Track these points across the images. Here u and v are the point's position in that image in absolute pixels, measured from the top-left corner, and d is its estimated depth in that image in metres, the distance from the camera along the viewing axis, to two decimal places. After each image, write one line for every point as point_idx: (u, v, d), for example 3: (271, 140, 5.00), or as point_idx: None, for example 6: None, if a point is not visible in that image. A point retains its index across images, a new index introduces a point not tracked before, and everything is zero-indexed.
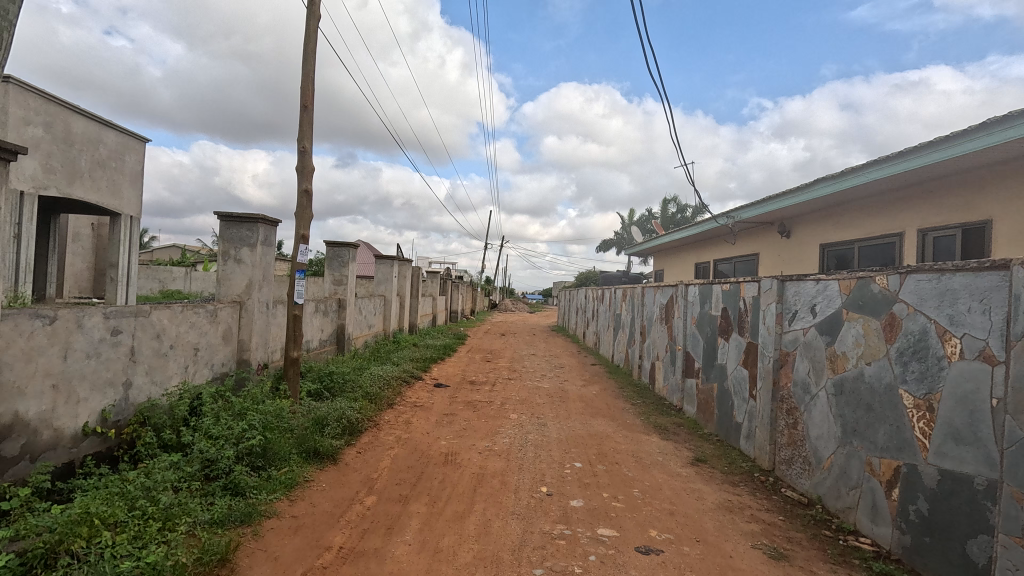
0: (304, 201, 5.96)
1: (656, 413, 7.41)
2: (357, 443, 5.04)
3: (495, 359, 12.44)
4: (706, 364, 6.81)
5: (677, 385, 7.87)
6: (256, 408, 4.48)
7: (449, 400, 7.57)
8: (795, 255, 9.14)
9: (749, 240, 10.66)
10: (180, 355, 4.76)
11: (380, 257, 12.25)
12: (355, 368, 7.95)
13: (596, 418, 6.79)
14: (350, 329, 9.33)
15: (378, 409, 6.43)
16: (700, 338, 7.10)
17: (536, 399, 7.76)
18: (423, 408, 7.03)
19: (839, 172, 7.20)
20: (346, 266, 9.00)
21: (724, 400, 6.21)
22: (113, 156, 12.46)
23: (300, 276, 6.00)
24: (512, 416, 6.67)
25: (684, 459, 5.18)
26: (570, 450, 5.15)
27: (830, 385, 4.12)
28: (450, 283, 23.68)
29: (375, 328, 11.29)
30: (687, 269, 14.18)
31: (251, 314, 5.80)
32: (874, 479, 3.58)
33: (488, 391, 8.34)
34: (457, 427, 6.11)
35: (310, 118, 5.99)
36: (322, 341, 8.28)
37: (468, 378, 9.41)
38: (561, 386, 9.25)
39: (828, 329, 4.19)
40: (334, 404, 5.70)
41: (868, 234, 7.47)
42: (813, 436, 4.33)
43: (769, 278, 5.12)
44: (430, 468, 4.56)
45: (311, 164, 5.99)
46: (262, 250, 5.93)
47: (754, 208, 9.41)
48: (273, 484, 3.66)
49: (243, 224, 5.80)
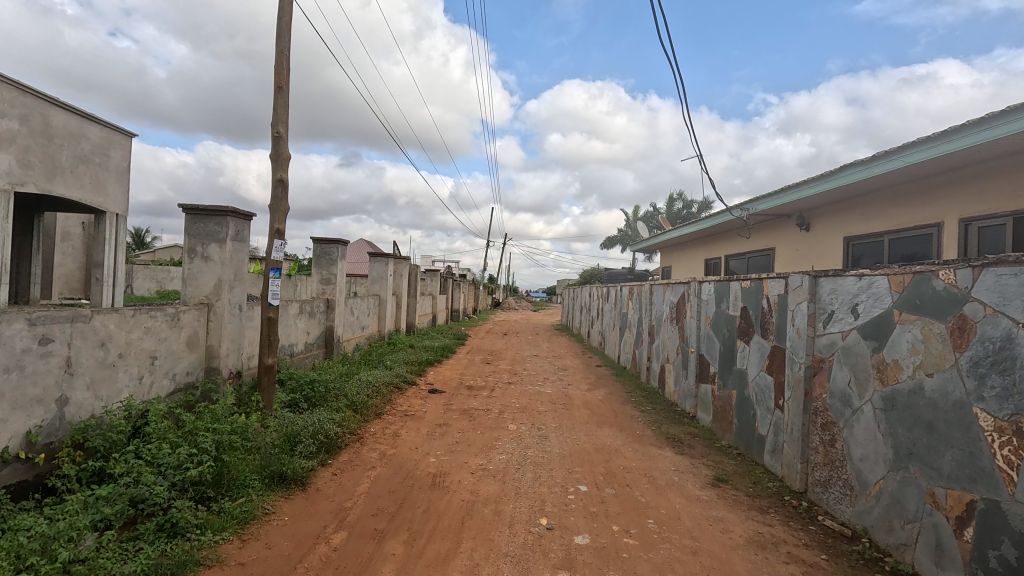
0: (278, 192, 5.40)
1: (668, 421, 6.82)
2: (334, 463, 4.47)
3: (496, 361, 11.88)
4: (724, 370, 6.21)
5: (690, 390, 7.27)
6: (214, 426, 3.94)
7: (443, 408, 7.01)
8: (816, 249, 8.51)
9: (764, 233, 10.02)
10: (132, 365, 4.21)
11: (375, 255, 11.69)
12: (343, 374, 7.41)
13: (602, 428, 6.19)
14: (340, 331, 8.77)
15: (363, 421, 5.87)
16: (716, 340, 6.50)
17: (538, 407, 7.18)
18: (414, 417, 6.47)
19: (867, 158, 6.54)
20: (335, 265, 8.44)
21: (744, 410, 5.62)
22: (97, 151, 11.97)
23: (275, 275, 5.44)
24: (511, 427, 6.09)
25: (703, 480, 4.58)
26: (574, 469, 4.57)
27: (878, 398, 3.53)
28: (451, 282, 23.13)
29: (368, 329, 10.74)
30: (696, 266, 13.55)
31: (220, 317, 5.25)
32: (938, 513, 2.98)
33: (486, 397, 7.77)
34: (449, 441, 5.54)
35: (285, 100, 5.43)
36: (308, 344, 7.72)
37: (465, 382, 8.85)
38: (564, 391, 8.66)
39: (875, 333, 3.59)
40: (312, 417, 5.15)
41: (900, 224, 6.83)
42: (856, 457, 3.74)
43: (800, 275, 4.51)
44: (414, 493, 3.98)
45: (286, 152, 5.43)
46: (233, 246, 5.37)
47: (771, 199, 8.76)
48: (221, 521, 3.10)
49: (210, 217, 5.25)
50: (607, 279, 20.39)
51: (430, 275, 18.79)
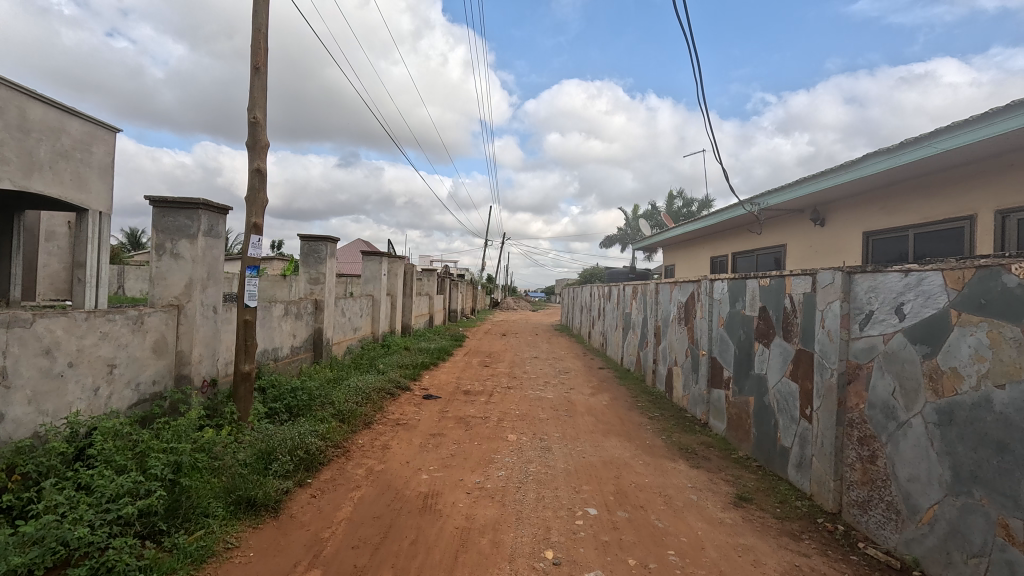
0: (256, 183, 4.95)
1: (679, 429, 6.37)
2: (314, 482, 4.02)
3: (495, 363, 11.40)
4: (740, 375, 5.76)
5: (701, 395, 6.83)
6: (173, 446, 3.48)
7: (438, 416, 6.55)
8: (832, 245, 8.05)
9: (775, 229, 9.55)
10: (85, 375, 3.74)
11: (367, 253, 11.19)
12: (331, 379, 6.94)
13: (609, 438, 5.74)
14: (329, 333, 8.29)
15: (351, 432, 5.43)
16: (730, 342, 6.05)
17: (539, 414, 6.71)
18: (406, 427, 6.01)
19: (894, 146, 6.06)
20: (323, 263, 7.98)
21: (764, 419, 5.17)
22: (78, 147, 11.48)
23: (252, 273, 4.97)
24: (510, 437, 5.62)
25: (724, 499, 4.12)
26: (581, 488, 4.11)
27: (931, 411, 3.10)
28: (449, 282, 22.66)
29: (361, 331, 10.27)
30: (701, 264, 13.10)
31: (192, 321, 4.79)
32: (1015, 550, 2.54)
33: (483, 403, 7.31)
34: (443, 454, 5.09)
35: (262, 82, 4.96)
36: (294, 347, 7.25)
37: (462, 386, 8.40)
38: (566, 395, 8.19)
39: (928, 337, 3.15)
40: (292, 428, 4.69)
41: (928, 217, 6.38)
42: (903, 477, 3.30)
43: (830, 271, 4.05)
44: (401, 518, 3.54)
45: (264, 139, 4.98)
46: (206, 242, 4.91)
47: (783, 193, 8.30)
48: (171, 561, 2.64)
49: (180, 211, 4.78)
50: (608, 279, 19.94)
51: (427, 274, 18.30)
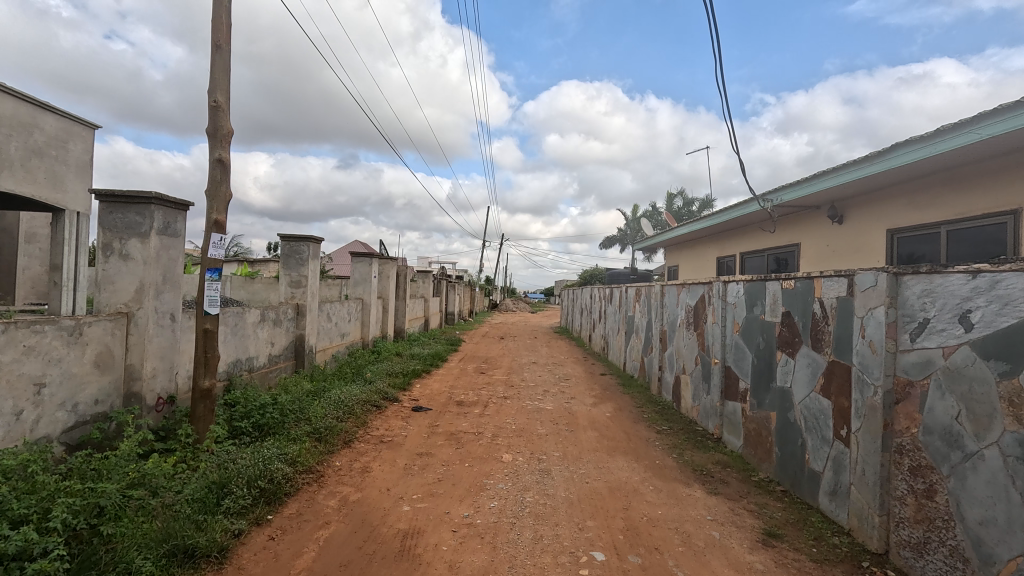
0: (217, 174, 4.39)
1: (690, 446, 5.83)
2: (276, 519, 3.46)
3: (491, 369, 10.84)
4: (759, 387, 5.22)
5: (714, 408, 6.30)
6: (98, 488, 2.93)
7: (427, 432, 6.01)
8: (853, 244, 7.50)
9: (788, 227, 8.98)
10: (4, 397, 3.20)
11: (356, 255, 10.62)
12: (310, 391, 6.39)
13: (615, 458, 5.18)
14: (312, 340, 7.72)
15: (326, 454, 4.87)
16: (747, 350, 5.51)
17: (537, 429, 6.14)
18: (391, 445, 5.47)
19: (929, 133, 5.53)
20: (305, 264, 7.43)
21: (788, 438, 4.62)
22: (52, 144, 10.94)
23: (213, 276, 4.39)
24: (505, 458, 5.07)
25: (751, 536, 3.57)
26: (586, 524, 3.56)
27: (1012, 443, 2.56)
28: (445, 284, 22.12)
29: (349, 337, 9.71)
30: (706, 265, 12.55)
31: (143, 330, 4.22)
32: None
33: (477, 416, 6.76)
34: (430, 479, 4.54)
35: (224, 62, 4.42)
36: (272, 356, 6.69)
37: (455, 397, 7.84)
38: (567, 406, 7.62)
39: (1007, 352, 2.61)
40: (256, 452, 4.13)
41: (965, 212, 5.83)
42: (972, 519, 2.75)
43: (873, 272, 3.49)
44: (373, 567, 2.97)
45: (227, 126, 4.43)
46: (160, 242, 4.36)
47: (800, 187, 7.74)
48: None
49: (131, 206, 4.23)
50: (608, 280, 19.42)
51: (422, 276, 17.72)
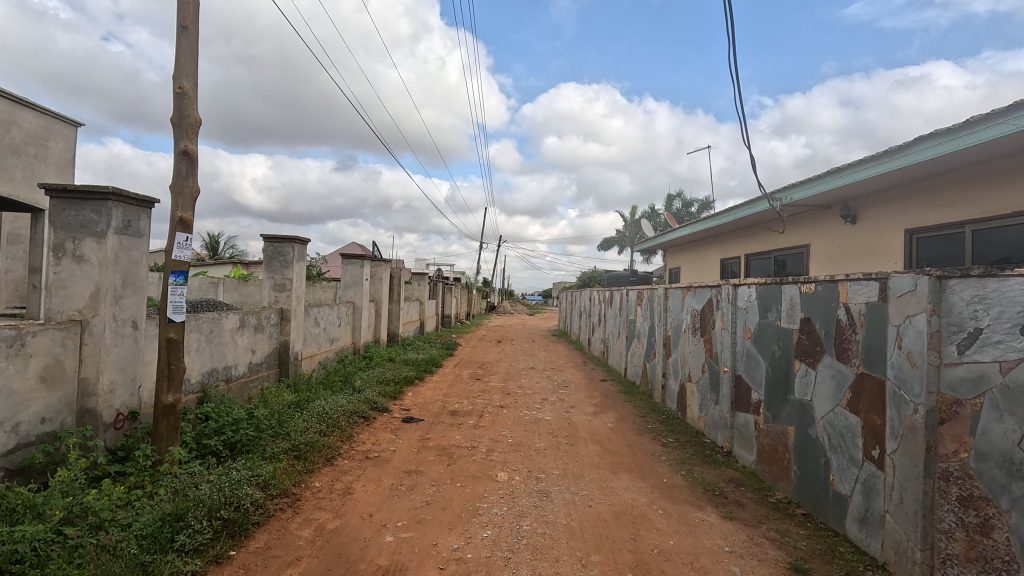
0: (182, 168, 3.99)
1: (699, 460, 5.44)
2: (238, 556, 3.04)
3: (488, 376, 10.43)
4: (773, 399, 4.83)
5: (723, 419, 5.91)
6: (23, 529, 2.52)
7: (416, 446, 5.61)
8: (867, 246, 7.13)
9: (796, 227, 8.60)
10: None
11: (347, 257, 10.22)
12: (293, 403, 5.99)
13: (619, 476, 4.78)
14: (297, 346, 7.31)
15: (305, 474, 4.45)
16: (760, 359, 5.13)
17: (535, 443, 5.74)
18: (377, 461, 5.07)
19: (954, 125, 5.16)
20: (289, 267, 7.03)
21: (809, 456, 4.24)
22: (31, 141, 10.54)
23: (178, 280, 3.98)
24: (500, 476, 4.68)
25: (775, 571, 3.18)
26: (590, 560, 3.16)
27: None
28: (441, 286, 21.68)
29: (338, 342, 9.30)
30: (709, 267, 12.17)
31: (98, 340, 3.81)
32: None
33: (471, 427, 6.36)
34: (418, 503, 4.14)
35: (190, 44, 4.03)
36: (252, 365, 6.28)
37: (448, 406, 7.44)
38: (566, 416, 7.23)
39: None
40: (224, 476, 3.73)
41: (992, 210, 5.44)
42: None
43: (912, 275, 3.11)
44: None
45: (193, 115, 4.03)
46: (120, 242, 3.96)
47: (811, 184, 7.35)
48: None
49: (86, 203, 3.83)
50: (607, 283, 19.05)
51: (417, 279, 17.33)
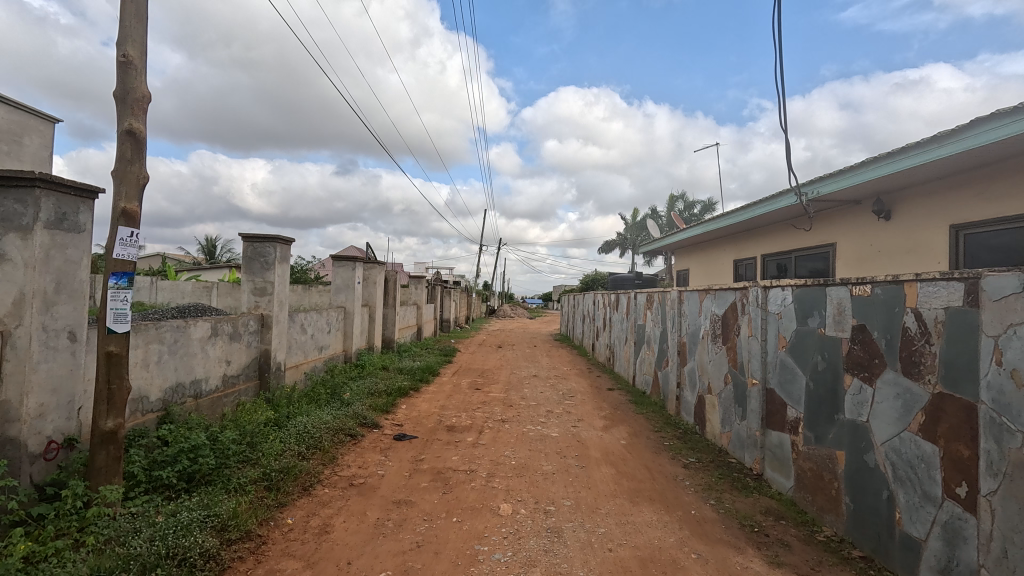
0: (127, 150, 3.38)
1: (728, 486, 4.80)
2: None
3: (488, 385, 9.77)
4: (817, 418, 4.21)
5: (751, 437, 5.28)
6: None
7: (408, 469, 4.96)
8: (904, 244, 6.51)
9: (823, 224, 7.96)
10: None
11: (337, 258, 9.58)
12: (270, 421, 5.36)
13: (640, 508, 4.15)
14: (279, 356, 6.67)
15: (276, 509, 3.81)
16: (799, 371, 4.51)
17: (541, 466, 5.09)
18: (363, 489, 4.43)
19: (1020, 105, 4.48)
20: (270, 269, 6.40)
21: (866, 488, 3.61)
22: (4, 137, 9.94)
23: (121, 283, 3.34)
24: (503, 509, 4.04)
25: None
26: None
27: None
28: (439, 290, 21.01)
29: (327, 350, 8.65)
30: (722, 268, 11.53)
31: (22, 355, 3.18)
32: None
33: (470, 446, 5.73)
34: (405, 545, 3.49)
35: (135, 5, 3.41)
36: (226, 378, 5.64)
37: (444, 420, 6.80)
38: (574, 432, 6.58)
39: None
40: (171, 520, 3.11)
41: None
42: None
43: (1017, 274, 2.50)
44: None
45: (141, 89, 3.43)
46: (52, 238, 3.33)
47: (844, 177, 6.68)
48: None
49: (10, 192, 3.22)
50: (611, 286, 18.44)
51: (415, 282, 16.70)
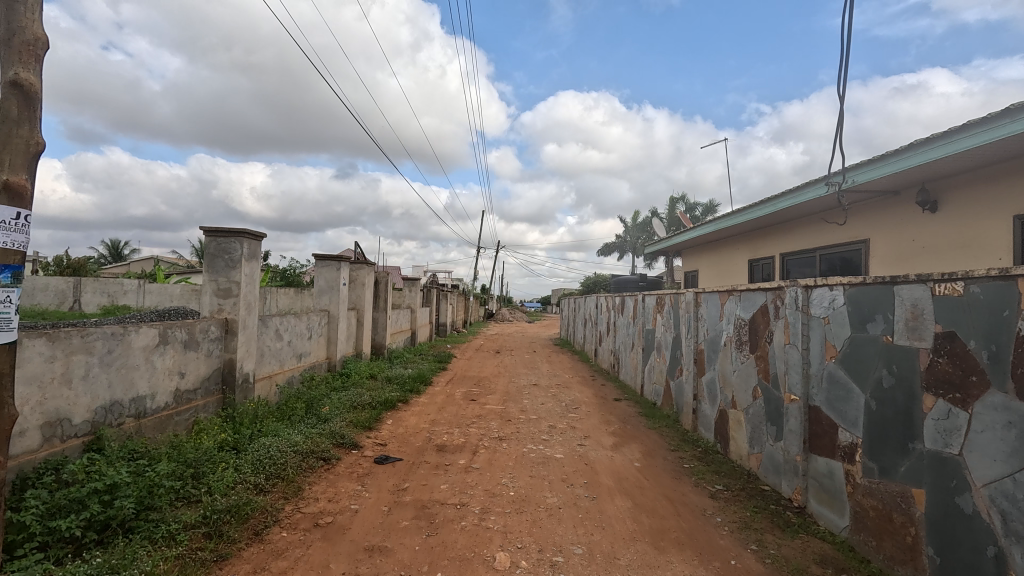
0: (11, 107, 2.61)
1: (768, 523, 4.04)
2: None
3: (484, 395, 8.98)
4: (882, 446, 3.44)
5: (791, 462, 4.51)
6: None
7: (387, 502, 4.19)
8: (954, 239, 5.79)
9: (855, 218, 7.21)
10: None
11: (320, 258, 8.80)
12: (226, 445, 4.59)
13: (668, 557, 3.38)
14: (246, 365, 5.89)
15: (212, 566, 3.00)
16: (856, 387, 3.74)
17: (545, 498, 4.32)
18: (329, 530, 3.65)
19: None
20: (235, 267, 5.61)
21: (959, 540, 2.83)
22: None
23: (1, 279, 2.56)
24: (500, 560, 3.27)
25: None
26: None
27: None
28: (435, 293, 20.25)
29: (307, 358, 7.85)
30: (735, 269, 10.79)
31: None
32: None
33: (461, 471, 4.95)
34: None
35: None
36: (179, 394, 4.87)
37: (434, 438, 6.02)
38: (580, 452, 5.81)
39: None
40: None
41: None
42: None
43: None
44: None
45: (32, 30, 2.67)
46: None
47: (883, 164, 5.90)
48: None
49: None
50: (614, 288, 17.73)
51: (410, 285, 15.93)
